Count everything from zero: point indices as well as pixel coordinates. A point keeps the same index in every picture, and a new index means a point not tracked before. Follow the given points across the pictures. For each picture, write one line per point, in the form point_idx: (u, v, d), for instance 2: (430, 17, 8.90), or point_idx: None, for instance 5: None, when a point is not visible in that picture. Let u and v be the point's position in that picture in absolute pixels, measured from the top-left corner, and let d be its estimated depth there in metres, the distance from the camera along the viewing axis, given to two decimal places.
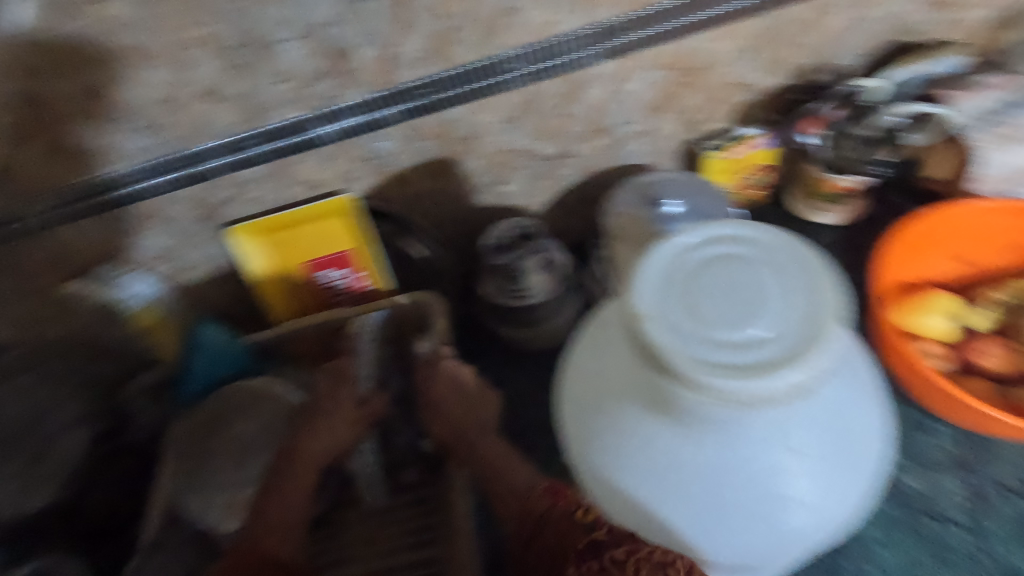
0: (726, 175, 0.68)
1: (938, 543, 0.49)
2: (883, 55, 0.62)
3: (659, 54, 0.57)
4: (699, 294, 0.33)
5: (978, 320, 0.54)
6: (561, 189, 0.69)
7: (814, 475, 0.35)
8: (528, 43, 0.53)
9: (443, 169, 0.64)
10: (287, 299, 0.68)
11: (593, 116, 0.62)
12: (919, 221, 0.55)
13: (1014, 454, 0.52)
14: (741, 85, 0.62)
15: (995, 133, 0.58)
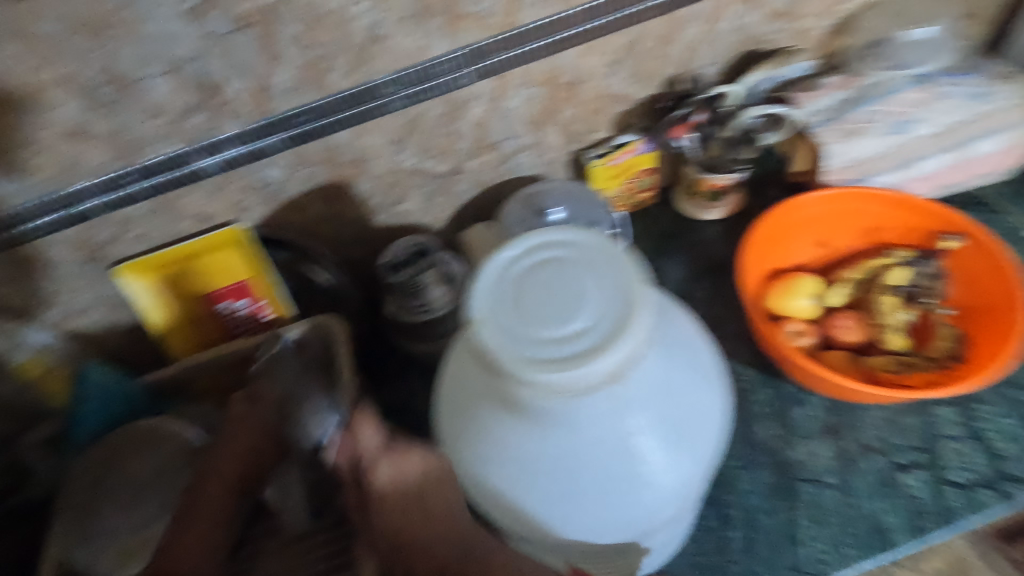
0: (612, 180, 0.72)
1: (813, 504, 0.54)
2: (739, 63, 0.68)
3: (532, 72, 0.61)
4: (525, 297, 0.34)
5: (834, 297, 0.59)
6: (458, 204, 0.71)
7: (658, 452, 0.36)
8: (401, 68, 0.55)
9: (337, 193, 0.65)
10: (187, 334, 0.67)
11: (478, 133, 0.64)
12: (770, 216, 0.59)
13: (878, 416, 0.57)
14: (614, 97, 0.66)
15: (837, 128, 0.63)
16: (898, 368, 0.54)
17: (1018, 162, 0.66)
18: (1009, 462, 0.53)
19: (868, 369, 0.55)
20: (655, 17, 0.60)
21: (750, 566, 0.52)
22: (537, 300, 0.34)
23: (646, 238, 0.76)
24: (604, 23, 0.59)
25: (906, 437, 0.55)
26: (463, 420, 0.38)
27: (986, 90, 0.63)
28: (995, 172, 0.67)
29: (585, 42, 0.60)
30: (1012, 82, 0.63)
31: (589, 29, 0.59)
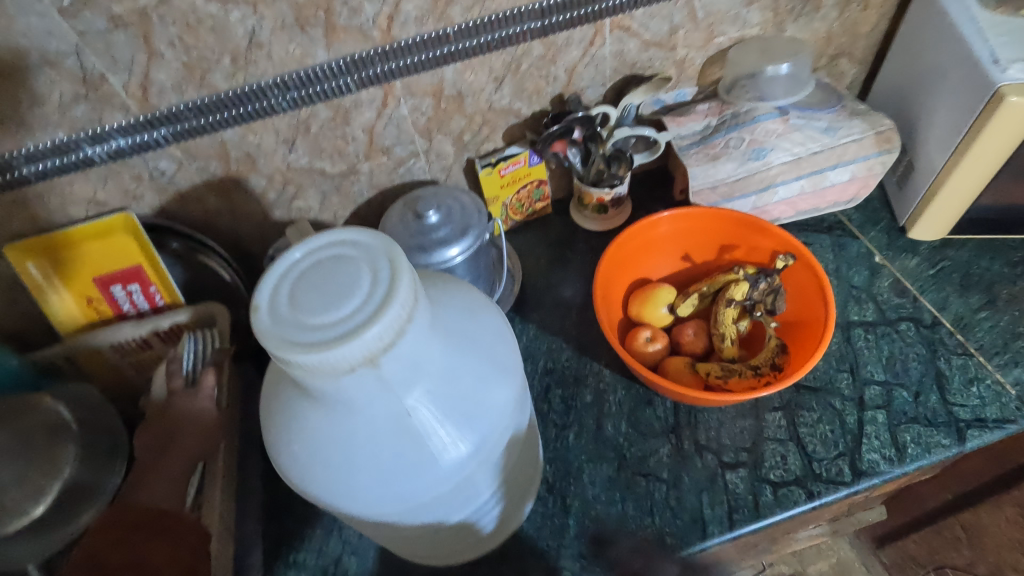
0: (504, 189, 0.76)
1: (644, 495, 0.58)
2: (622, 86, 0.73)
3: (416, 84, 0.65)
4: (303, 288, 0.34)
5: (686, 307, 0.64)
6: (356, 204, 0.75)
7: (439, 429, 0.38)
8: (283, 73, 0.59)
9: (231, 187, 0.68)
10: (76, 316, 0.68)
11: (369, 138, 0.68)
12: (628, 232, 0.65)
13: (715, 418, 0.62)
14: (501, 111, 0.70)
15: (700, 153, 0.69)
16: (725, 371, 0.60)
17: (864, 190, 0.72)
18: (821, 463, 0.58)
19: (703, 373, 0.60)
20: (533, 39, 0.65)
21: (579, 550, 0.56)
22: (312, 292, 0.34)
23: (539, 246, 0.80)
24: (484, 41, 0.63)
25: (736, 438, 0.61)
26: (273, 399, 0.40)
27: (834, 124, 0.68)
28: (845, 199, 0.73)
29: (467, 59, 0.64)
30: (859, 118, 0.69)
31: (469, 46, 0.63)
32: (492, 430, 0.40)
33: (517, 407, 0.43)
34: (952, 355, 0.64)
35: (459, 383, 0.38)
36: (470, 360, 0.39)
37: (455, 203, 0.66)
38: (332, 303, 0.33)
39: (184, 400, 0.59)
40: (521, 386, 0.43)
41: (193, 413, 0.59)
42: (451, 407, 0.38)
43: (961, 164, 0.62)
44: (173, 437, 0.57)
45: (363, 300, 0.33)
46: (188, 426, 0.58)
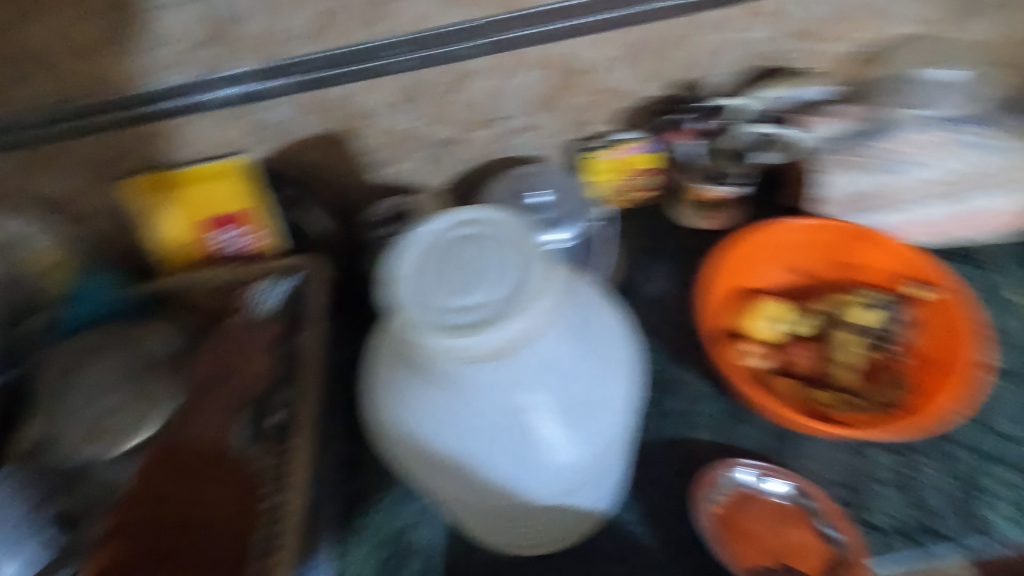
0: (606, 175, 0.72)
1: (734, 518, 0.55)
2: (752, 77, 0.67)
3: (537, 55, 0.61)
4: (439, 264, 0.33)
5: (798, 326, 0.60)
6: (454, 173, 0.73)
7: (553, 430, 0.36)
8: (406, 33, 0.57)
9: (336, 144, 0.67)
10: (175, 257, 0.69)
11: (479, 107, 0.66)
12: (742, 239, 0.60)
13: (816, 448, 0.59)
14: (619, 93, 0.66)
15: (838, 159, 0.65)
16: (840, 403, 0.55)
17: (1018, 223, 0.67)
18: (935, 516, 0.54)
19: (812, 399, 0.56)
20: (666, 18, 0.60)
21: (655, 561, 0.55)
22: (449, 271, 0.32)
23: (635, 238, 0.76)
24: (612, 17, 0.59)
25: (838, 472, 0.57)
26: (384, 365, 0.39)
27: (993, 141, 0.63)
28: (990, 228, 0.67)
29: (593, 34, 0.60)
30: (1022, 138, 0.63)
31: (596, 21, 0.59)
32: (601, 437, 0.39)
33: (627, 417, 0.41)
34: None
35: (580, 387, 0.36)
36: (592, 363, 0.37)
37: (561, 188, 0.65)
38: (469, 285, 0.32)
39: (249, 335, 0.63)
40: (635, 396, 0.40)
41: (250, 354, 0.61)
42: (567, 405, 0.36)
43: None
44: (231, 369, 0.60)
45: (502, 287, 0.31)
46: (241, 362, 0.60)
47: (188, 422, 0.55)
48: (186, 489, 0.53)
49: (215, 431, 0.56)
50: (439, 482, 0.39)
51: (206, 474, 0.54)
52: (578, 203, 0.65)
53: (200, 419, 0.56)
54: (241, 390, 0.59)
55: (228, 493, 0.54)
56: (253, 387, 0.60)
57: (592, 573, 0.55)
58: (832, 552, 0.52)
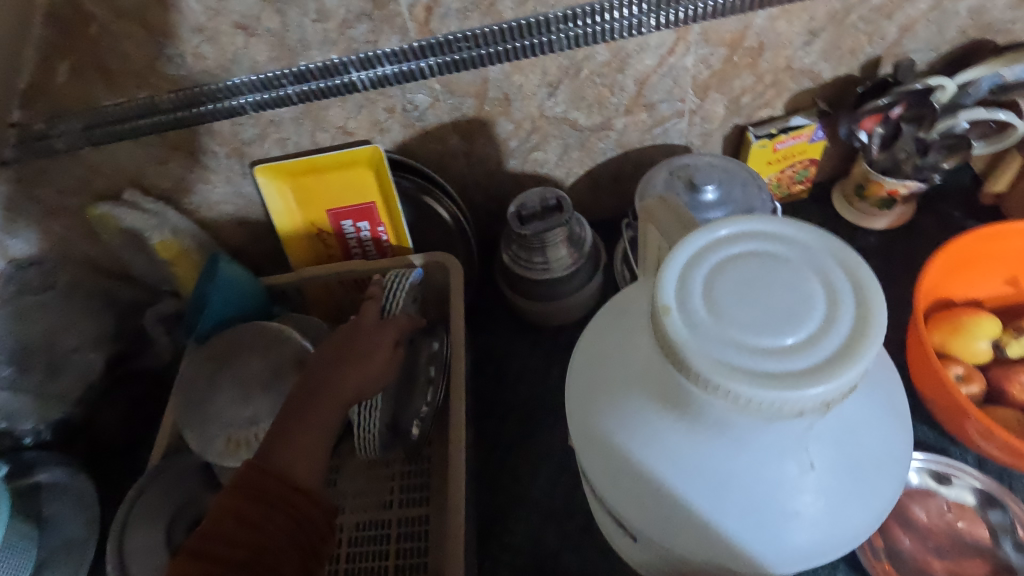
0: (769, 166, 0.64)
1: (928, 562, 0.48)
2: (960, 54, 0.58)
3: (715, 30, 0.54)
4: (734, 287, 0.26)
5: (1018, 347, 0.52)
6: (595, 162, 0.66)
7: (832, 495, 0.29)
8: (577, 4, 0.51)
9: (476, 130, 0.62)
10: (307, 246, 0.67)
11: (638, 89, 0.59)
12: (963, 241, 0.52)
13: None
14: (798, 72, 0.58)
15: None
16: None
17: None
18: None
19: None
20: None
21: None
22: (746, 295, 0.26)
23: None
24: None
25: None
26: (604, 398, 0.33)
27: None
28: None
29: (787, 3, 0.52)
30: None
31: None
32: (871, 511, 0.31)
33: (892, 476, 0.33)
34: None
35: (862, 441, 0.30)
36: (872, 412, 0.30)
37: (725, 172, 0.57)
38: (777, 317, 0.25)
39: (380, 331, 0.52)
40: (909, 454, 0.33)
41: (379, 349, 0.51)
42: (848, 468, 0.29)
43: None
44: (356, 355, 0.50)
45: (821, 323, 0.25)
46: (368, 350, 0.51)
47: (280, 444, 0.43)
48: (245, 554, 0.37)
49: (315, 458, 0.44)
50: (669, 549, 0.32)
51: (278, 523, 0.39)
52: (748, 189, 0.56)
53: (295, 440, 0.44)
54: (355, 394, 0.49)
55: (292, 565, 0.38)
56: (370, 389, 0.50)
57: None
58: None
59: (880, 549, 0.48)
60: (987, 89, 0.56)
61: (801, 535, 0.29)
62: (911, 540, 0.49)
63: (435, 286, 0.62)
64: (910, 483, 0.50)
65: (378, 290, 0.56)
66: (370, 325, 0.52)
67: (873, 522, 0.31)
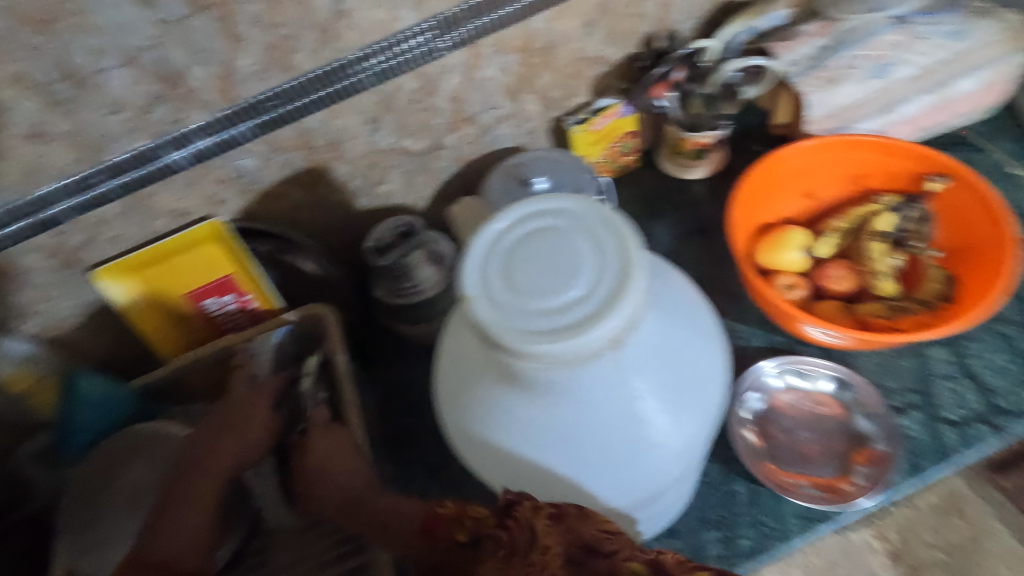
0: (593, 146, 0.71)
1: (806, 452, 0.54)
2: (715, 16, 0.67)
3: (504, 39, 0.59)
4: (521, 266, 0.30)
5: (824, 248, 0.59)
6: (440, 181, 0.70)
7: (665, 412, 0.34)
8: (369, 44, 0.54)
9: (315, 179, 0.63)
10: (177, 335, 0.65)
11: (455, 106, 0.63)
12: (749, 180, 0.59)
13: (874, 360, 0.57)
14: (590, 60, 0.65)
15: (818, 77, 0.62)
16: (891, 311, 0.54)
17: (999, 99, 0.65)
18: (1002, 394, 0.54)
19: (862, 315, 0.55)
20: None
21: (755, 517, 0.52)
22: (532, 271, 0.29)
23: (632, 202, 0.75)
24: None
25: (901, 379, 0.56)
26: (463, 391, 0.36)
27: (964, 27, 0.61)
28: (976, 110, 0.66)
29: (557, 4, 0.58)
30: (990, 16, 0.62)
31: None
32: (705, 413, 0.36)
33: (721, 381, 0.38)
34: None
35: (680, 360, 0.34)
36: (684, 333, 0.35)
37: (551, 159, 0.62)
38: (559, 282, 0.29)
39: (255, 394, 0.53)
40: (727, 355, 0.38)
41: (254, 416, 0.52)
42: (671, 385, 0.34)
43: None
44: (229, 427, 0.51)
45: (594, 276, 0.28)
46: (241, 420, 0.51)
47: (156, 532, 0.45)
48: None
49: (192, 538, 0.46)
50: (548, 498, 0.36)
51: None
52: (574, 164, 0.62)
53: (168, 526, 0.46)
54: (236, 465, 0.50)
55: None
56: (251, 458, 0.51)
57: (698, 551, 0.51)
58: (866, 450, 0.53)
59: (763, 450, 0.54)
60: (744, 40, 0.66)
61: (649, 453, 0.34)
62: (784, 435, 0.55)
63: (312, 336, 0.62)
64: (777, 387, 0.57)
65: (243, 355, 0.60)
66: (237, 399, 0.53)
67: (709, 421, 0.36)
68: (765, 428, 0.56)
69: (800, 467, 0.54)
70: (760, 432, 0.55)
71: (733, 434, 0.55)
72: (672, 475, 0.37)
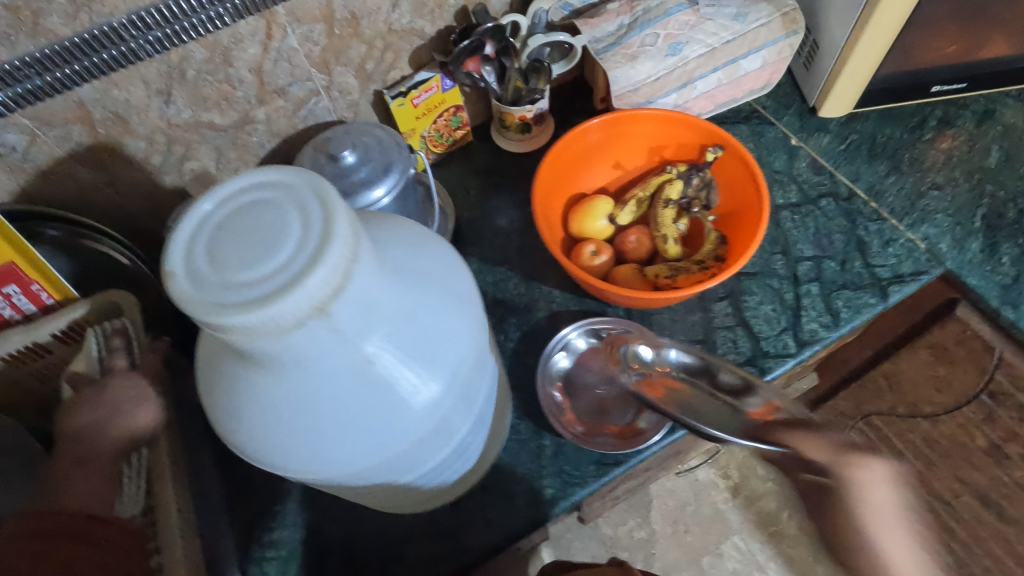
0: (421, 120, 0.71)
1: (605, 403, 0.60)
2: None
3: (300, 8, 0.57)
4: (227, 241, 0.30)
5: (625, 216, 0.64)
6: (258, 157, 0.67)
7: (405, 374, 0.35)
8: (139, 9, 0.50)
9: (104, 156, 0.58)
10: None
11: (259, 78, 0.60)
12: (552, 154, 0.61)
13: (668, 317, 0.63)
14: (402, 32, 0.64)
15: (618, 54, 0.66)
16: (672, 272, 0.59)
17: (778, 76, 0.73)
18: (768, 340, 0.61)
19: (651, 276, 0.60)
20: None
21: (559, 466, 0.57)
22: (236, 246, 0.29)
23: (466, 176, 0.76)
24: None
25: (689, 332, 0.62)
26: (213, 369, 0.36)
27: (742, 10, 0.67)
28: (759, 86, 0.73)
29: None
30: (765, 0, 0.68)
31: None
32: (455, 372, 0.38)
33: (478, 341, 0.41)
34: (869, 223, 0.66)
35: (417, 324, 0.36)
36: (427, 297, 0.37)
37: (362, 130, 0.62)
38: (262, 254, 0.29)
39: (118, 379, 0.52)
40: (480, 317, 0.40)
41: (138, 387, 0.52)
42: (411, 348, 0.35)
43: (873, 23, 0.62)
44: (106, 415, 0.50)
45: (295, 246, 0.29)
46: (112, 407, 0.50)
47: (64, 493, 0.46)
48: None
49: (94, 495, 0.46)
50: (306, 471, 0.37)
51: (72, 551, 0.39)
52: (384, 133, 0.62)
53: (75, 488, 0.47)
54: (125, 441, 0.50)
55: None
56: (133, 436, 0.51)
57: (509, 500, 0.56)
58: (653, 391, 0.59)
59: (566, 408, 0.60)
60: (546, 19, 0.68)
61: (394, 414, 0.36)
62: (590, 392, 0.61)
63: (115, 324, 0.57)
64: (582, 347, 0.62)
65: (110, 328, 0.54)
66: (80, 399, 0.51)
67: (460, 379, 0.39)
68: (569, 388, 0.61)
69: (600, 418, 0.59)
70: (566, 391, 0.61)
71: (542, 394, 0.59)
72: (430, 434, 0.39)
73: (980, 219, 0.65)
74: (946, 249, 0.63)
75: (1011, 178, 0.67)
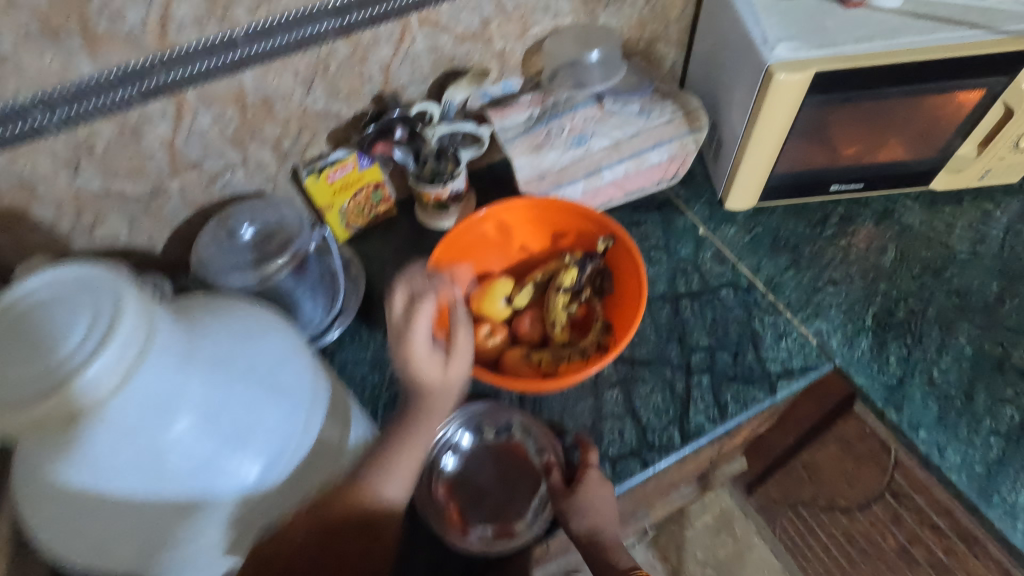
0: (338, 195, 0.72)
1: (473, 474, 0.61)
2: (443, 82, 0.72)
3: (212, 92, 0.60)
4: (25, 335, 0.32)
5: (522, 297, 0.66)
6: (174, 224, 0.69)
7: (206, 463, 0.36)
8: (43, 89, 0.53)
9: (9, 221, 0.60)
10: None
11: (171, 153, 0.63)
12: (448, 238, 0.64)
13: (559, 402, 0.63)
14: (318, 114, 0.68)
15: (524, 142, 0.70)
16: (554, 357, 0.60)
17: (686, 168, 0.76)
18: (654, 433, 0.60)
19: (536, 360, 0.60)
20: (336, 40, 0.62)
21: (430, 557, 0.55)
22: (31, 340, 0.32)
23: (384, 250, 0.78)
24: (276, 45, 0.59)
25: (578, 419, 0.62)
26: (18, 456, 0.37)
27: (645, 109, 0.73)
28: (669, 178, 0.76)
29: (263, 64, 0.60)
30: (670, 100, 0.73)
31: (260, 50, 0.59)
32: (268, 463, 0.39)
33: (307, 431, 0.41)
34: (764, 315, 0.67)
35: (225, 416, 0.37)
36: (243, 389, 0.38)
37: (271, 205, 0.65)
38: (49, 349, 0.31)
39: None
40: (313, 406, 0.41)
41: None
42: (213, 439, 0.36)
43: (761, 126, 0.64)
44: None
45: (80, 343, 0.31)
46: None
47: None
48: None
49: None
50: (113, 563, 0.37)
51: None
52: (291, 214, 0.65)
53: None
54: None
55: None
56: None
57: None
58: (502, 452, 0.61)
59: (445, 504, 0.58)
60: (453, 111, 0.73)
61: (189, 504, 0.36)
62: (458, 491, 0.59)
63: None
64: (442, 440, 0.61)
65: None
66: None
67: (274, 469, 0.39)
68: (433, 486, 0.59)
69: (476, 496, 0.59)
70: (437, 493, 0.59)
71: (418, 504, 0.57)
72: (236, 525, 0.39)
73: (870, 318, 0.66)
74: (836, 346, 0.64)
75: (904, 278, 0.69)
